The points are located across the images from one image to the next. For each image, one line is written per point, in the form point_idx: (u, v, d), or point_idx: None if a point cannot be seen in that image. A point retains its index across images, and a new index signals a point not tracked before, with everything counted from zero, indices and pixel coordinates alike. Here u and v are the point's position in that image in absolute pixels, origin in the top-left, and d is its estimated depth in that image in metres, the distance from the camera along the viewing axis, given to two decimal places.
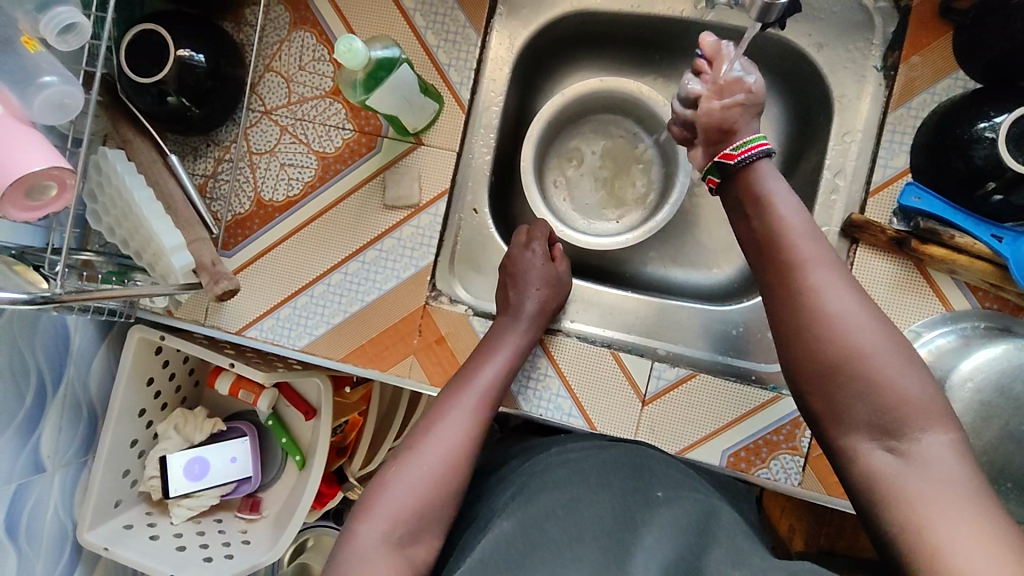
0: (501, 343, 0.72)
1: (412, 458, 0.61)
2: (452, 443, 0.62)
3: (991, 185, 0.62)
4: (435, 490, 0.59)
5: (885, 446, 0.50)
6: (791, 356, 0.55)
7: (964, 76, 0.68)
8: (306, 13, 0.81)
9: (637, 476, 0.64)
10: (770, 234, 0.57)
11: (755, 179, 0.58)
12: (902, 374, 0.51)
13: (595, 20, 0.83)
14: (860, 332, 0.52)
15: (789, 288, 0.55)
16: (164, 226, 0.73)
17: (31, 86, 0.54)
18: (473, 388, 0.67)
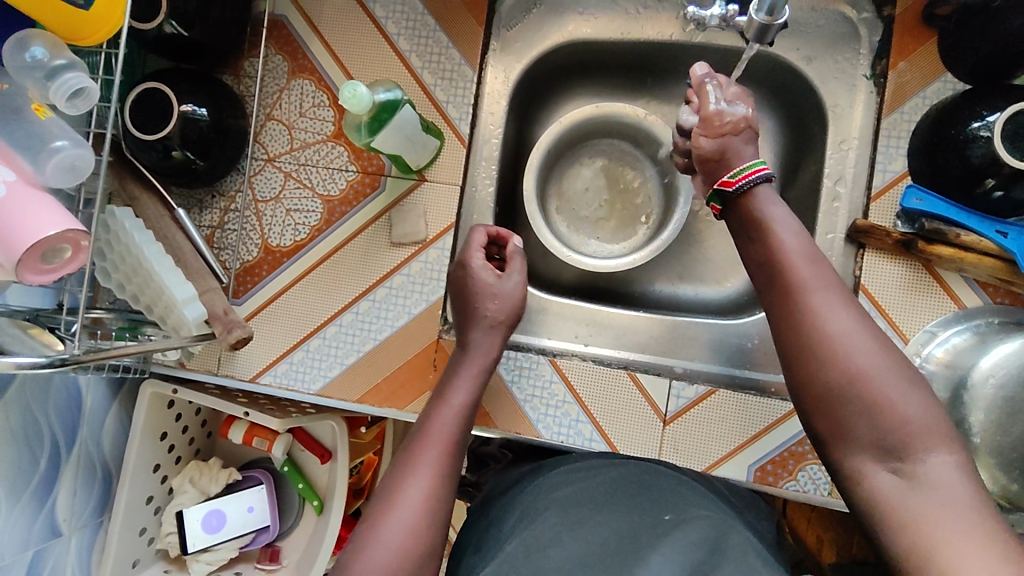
0: (464, 376, 0.68)
1: (385, 518, 0.55)
2: (427, 497, 0.56)
3: (990, 182, 0.63)
4: (415, 551, 0.54)
5: (889, 468, 0.49)
6: (795, 378, 0.54)
7: (952, 78, 0.71)
8: (304, 62, 0.83)
9: (645, 498, 0.64)
10: (771, 257, 0.57)
11: (753, 206, 0.60)
12: (904, 396, 0.50)
13: (586, 49, 0.84)
14: (860, 352, 0.51)
15: (792, 308, 0.55)
16: (175, 279, 0.73)
17: (43, 151, 0.54)
18: (441, 430, 0.62)
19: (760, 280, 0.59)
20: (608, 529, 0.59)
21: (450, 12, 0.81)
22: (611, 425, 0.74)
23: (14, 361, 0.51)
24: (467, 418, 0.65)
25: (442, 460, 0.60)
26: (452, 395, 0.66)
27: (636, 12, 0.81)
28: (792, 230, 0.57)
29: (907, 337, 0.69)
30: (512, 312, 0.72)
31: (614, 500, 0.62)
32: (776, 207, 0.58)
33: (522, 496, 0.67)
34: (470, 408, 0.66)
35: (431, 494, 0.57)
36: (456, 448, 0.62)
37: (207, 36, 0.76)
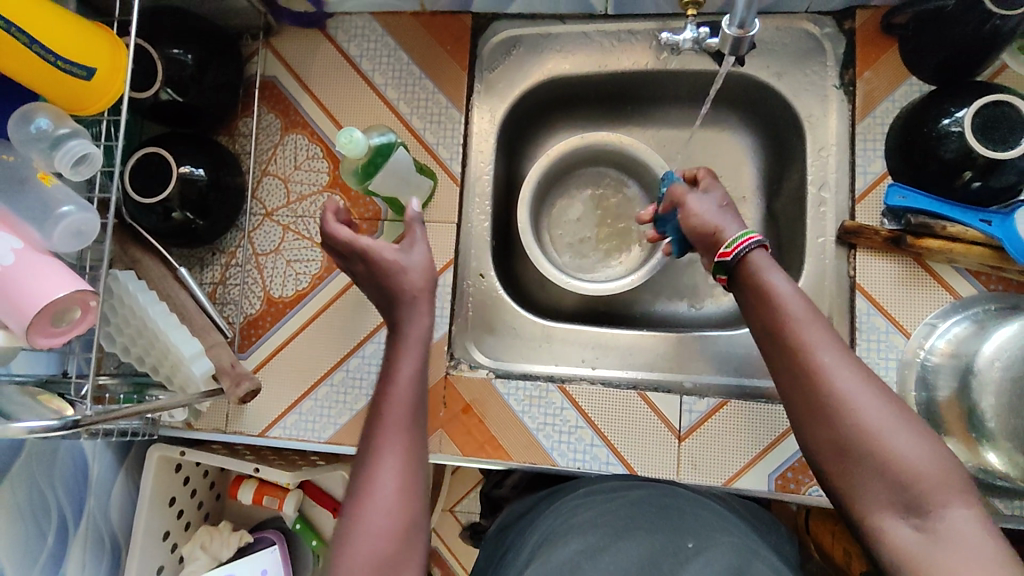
0: (411, 345, 0.61)
1: (361, 517, 0.51)
2: (403, 487, 0.53)
3: (968, 174, 0.66)
4: (400, 544, 0.51)
5: (909, 524, 0.48)
6: (805, 436, 0.53)
7: (918, 81, 0.74)
8: (295, 117, 0.86)
9: (669, 524, 0.61)
10: (773, 316, 0.56)
11: (748, 267, 0.59)
12: (919, 454, 0.49)
13: (565, 84, 0.87)
14: (871, 412, 0.50)
15: (799, 368, 0.53)
16: (182, 337, 0.73)
17: (49, 219, 0.55)
18: (397, 417, 0.56)
19: (759, 336, 0.58)
20: (627, 556, 0.57)
21: (433, 60, 0.84)
22: (626, 447, 0.74)
23: (26, 426, 0.51)
24: (422, 390, 0.59)
25: (409, 440, 0.56)
26: (398, 373, 0.59)
27: (611, 45, 0.84)
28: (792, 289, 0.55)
29: (909, 332, 0.71)
30: (416, 283, 0.63)
31: (632, 526, 0.60)
32: (774, 269, 0.56)
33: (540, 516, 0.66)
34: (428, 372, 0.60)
35: (405, 482, 0.53)
36: (420, 423, 0.57)
37: (202, 100, 0.79)
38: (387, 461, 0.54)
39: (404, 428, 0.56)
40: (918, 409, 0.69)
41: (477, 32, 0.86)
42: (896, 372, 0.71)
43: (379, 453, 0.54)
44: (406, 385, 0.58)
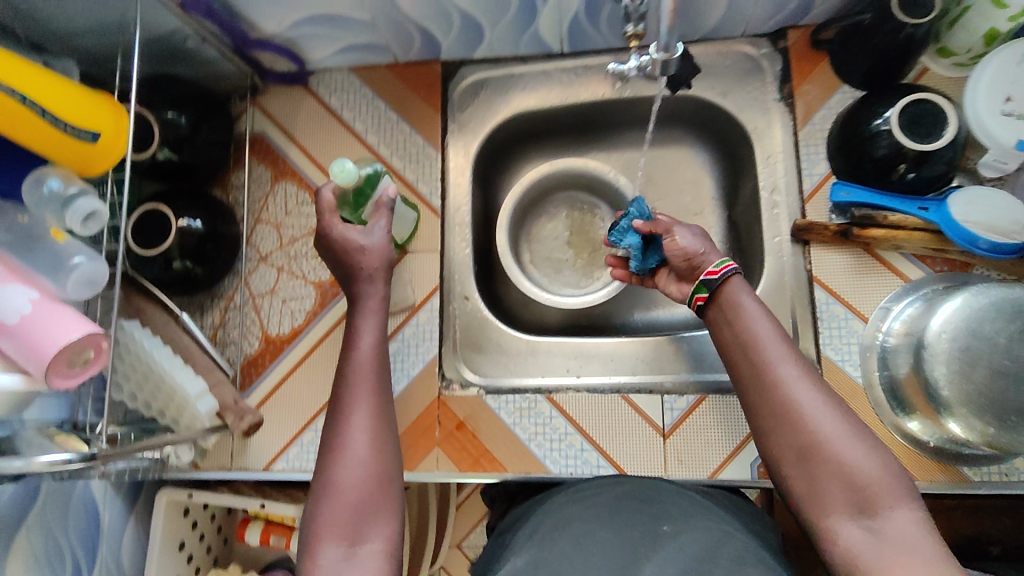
0: (368, 321, 0.71)
1: (337, 470, 0.62)
2: (370, 441, 0.64)
3: (903, 167, 0.72)
4: (370, 487, 0.62)
5: (859, 523, 0.55)
6: (771, 445, 0.60)
7: (850, 89, 0.81)
8: (284, 167, 0.93)
9: (648, 510, 0.66)
10: (744, 337, 0.64)
11: (727, 294, 0.66)
12: (867, 461, 0.56)
13: (532, 117, 0.94)
14: (826, 422, 0.58)
15: (766, 382, 0.61)
16: (186, 377, 0.77)
17: (63, 270, 0.61)
18: (364, 374, 0.68)
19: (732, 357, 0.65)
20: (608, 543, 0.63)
21: (407, 105, 0.92)
22: (615, 449, 0.78)
23: (47, 461, 0.55)
24: (381, 357, 0.70)
25: (372, 400, 0.66)
26: (359, 346, 0.70)
27: (571, 79, 0.91)
28: (763, 315, 0.63)
29: (866, 317, 0.76)
30: (373, 260, 0.72)
31: (616, 513, 0.66)
32: (748, 295, 0.64)
33: (533, 516, 0.70)
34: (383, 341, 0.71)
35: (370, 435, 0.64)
36: (381, 386, 0.68)
37: (197, 157, 0.85)
38: (354, 421, 0.65)
39: (366, 389, 0.67)
40: (885, 390, 0.74)
41: (447, 77, 0.93)
42: (859, 356, 0.76)
43: (348, 415, 0.65)
44: (365, 356, 0.69)
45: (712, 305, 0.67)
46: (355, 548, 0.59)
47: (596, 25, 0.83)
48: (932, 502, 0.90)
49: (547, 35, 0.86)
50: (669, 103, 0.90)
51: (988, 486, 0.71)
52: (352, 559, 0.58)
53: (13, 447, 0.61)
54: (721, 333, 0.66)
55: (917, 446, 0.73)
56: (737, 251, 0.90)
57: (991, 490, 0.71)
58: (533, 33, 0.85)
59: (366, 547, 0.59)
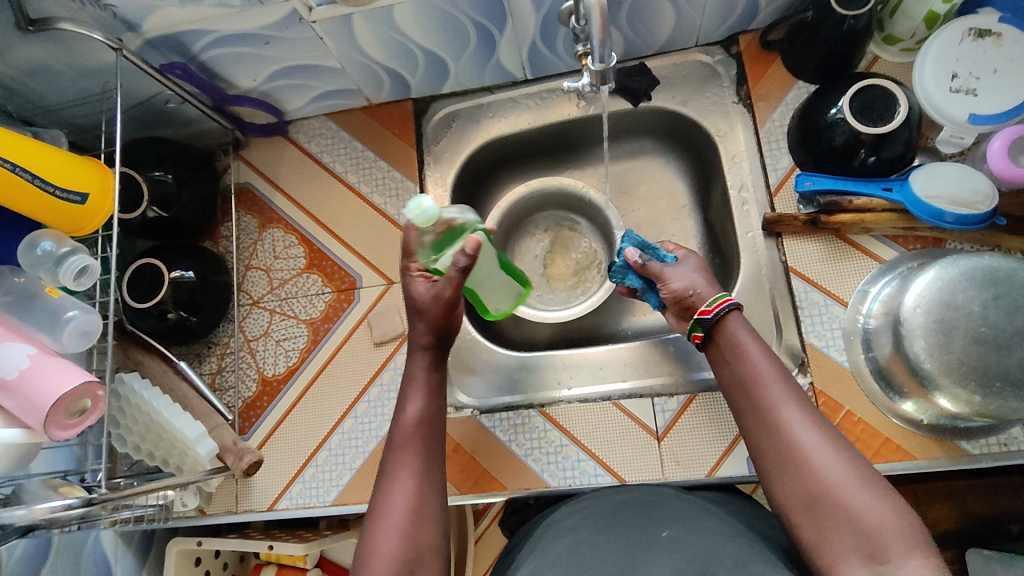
0: (415, 386, 0.70)
1: (376, 536, 0.59)
2: (411, 507, 0.61)
3: (863, 152, 0.74)
4: (410, 556, 0.58)
5: (870, 568, 0.51)
6: (778, 491, 0.58)
7: (804, 84, 0.84)
8: (270, 214, 0.96)
9: (648, 516, 0.65)
10: (746, 380, 0.63)
11: (729, 335, 0.66)
12: (876, 506, 0.54)
13: (504, 144, 0.98)
14: (831, 466, 0.56)
15: (768, 425, 0.60)
16: (185, 422, 0.79)
17: (58, 323, 0.63)
18: (409, 437, 0.66)
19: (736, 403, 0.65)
20: (607, 551, 0.61)
21: (383, 144, 0.95)
22: (610, 456, 0.78)
23: (47, 508, 0.57)
24: (428, 423, 0.67)
25: (419, 462, 0.64)
26: (405, 410, 0.68)
27: (537, 104, 0.95)
28: (763, 357, 0.63)
29: (846, 301, 0.77)
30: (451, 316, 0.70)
31: (613, 522, 0.65)
32: (749, 336, 0.64)
33: (535, 538, 0.69)
34: (430, 409, 0.68)
35: (410, 497, 0.61)
36: (428, 450, 0.65)
37: (185, 212, 0.89)
38: (398, 483, 0.63)
39: (410, 450, 0.65)
40: (872, 373, 0.73)
41: (419, 113, 0.97)
42: (843, 340, 0.76)
43: (390, 479, 0.63)
44: (411, 420, 0.67)
45: (711, 345, 0.67)
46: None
47: (554, 49, 0.87)
48: (944, 485, 0.88)
49: (509, 64, 0.90)
50: (633, 116, 0.93)
51: (987, 458, 0.70)
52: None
53: (19, 499, 0.62)
54: (724, 376, 0.66)
55: (913, 426, 0.72)
56: (716, 251, 0.92)
57: (992, 462, 0.70)
58: (495, 63, 0.89)
59: None
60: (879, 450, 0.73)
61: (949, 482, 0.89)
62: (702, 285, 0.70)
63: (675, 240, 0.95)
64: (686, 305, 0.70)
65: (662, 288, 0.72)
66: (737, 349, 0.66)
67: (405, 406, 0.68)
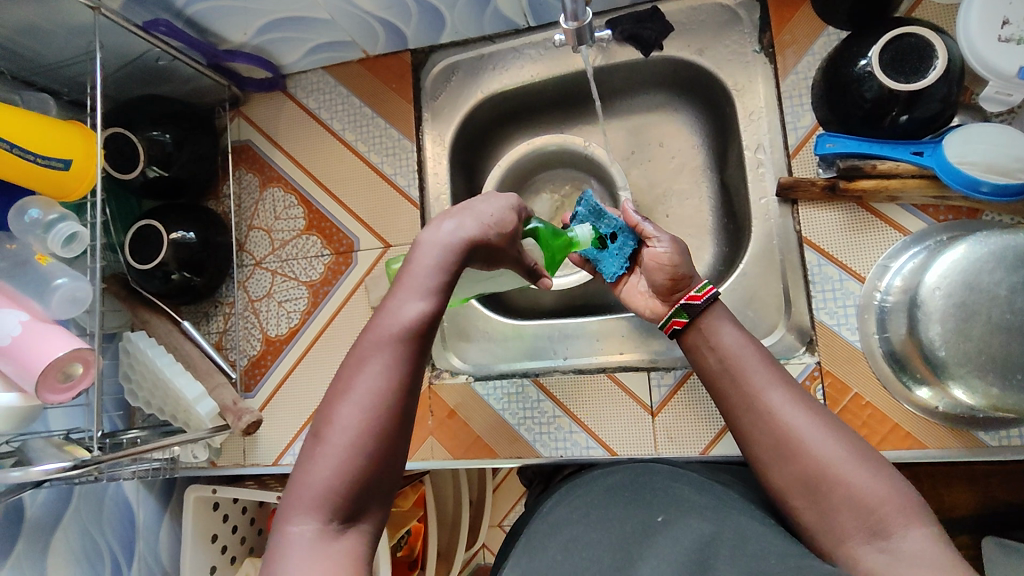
0: (425, 270, 0.54)
1: (336, 435, 0.51)
2: (385, 411, 0.51)
3: (894, 110, 0.67)
4: (372, 472, 0.51)
5: (875, 546, 0.49)
6: (772, 474, 0.55)
7: (835, 30, 0.75)
8: (270, 173, 0.95)
9: (639, 501, 0.62)
10: (730, 365, 0.59)
11: (711, 323, 0.62)
12: (873, 481, 0.51)
13: (506, 98, 0.92)
14: (823, 443, 0.53)
15: (755, 411, 0.57)
16: (185, 381, 0.82)
17: (46, 289, 0.64)
18: (400, 336, 0.53)
19: (715, 387, 0.61)
20: (605, 547, 0.57)
21: (381, 100, 0.91)
22: (603, 430, 0.77)
23: (42, 469, 0.59)
24: (430, 325, 0.54)
25: (406, 364, 0.53)
26: (409, 299, 0.54)
27: (541, 54, 0.89)
28: (747, 339, 0.60)
29: (863, 276, 0.71)
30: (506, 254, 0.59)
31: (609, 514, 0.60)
32: (728, 324, 0.61)
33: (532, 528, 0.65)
34: (439, 307, 0.54)
35: (382, 402, 0.51)
36: (421, 357, 0.54)
37: (184, 171, 0.88)
38: (374, 379, 0.52)
39: (394, 347, 0.53)
40: (883, 354, 0.68)
41: (418, 66, 0.92)
42: (857, 318, 0.71)
43: (367, 380, 0.52)
44: (407, 313, 0.53)
45: (691, 331, 0.63)
46: (338, 532, 0.49)
47: None
48: (965, 468, 0.84)
49: (508, 10, 0.83)
50: (643, 67, 0.86)
51: (1007, 450, 0.65)
52: (336, 545, 0.49)
53: (26, 456, 0.66)
54: (702, 364, 0.62)
55: (925, 412, 0.67)
56: (729, 216, 0.85)
57: (1011, 454, 0.65)
58: (494, 10, 0.83)
59: (347, 537, 0.50)
60: (886, 437, 0.68)
61: (974, 466, 0.84)
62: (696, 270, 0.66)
63: (687, 202, 0.89)
64: (676, 284, 0.65)
65: (657, 269, 0.66)
66: (719, 333, 0.62)
67: (409, 297, 0.54)
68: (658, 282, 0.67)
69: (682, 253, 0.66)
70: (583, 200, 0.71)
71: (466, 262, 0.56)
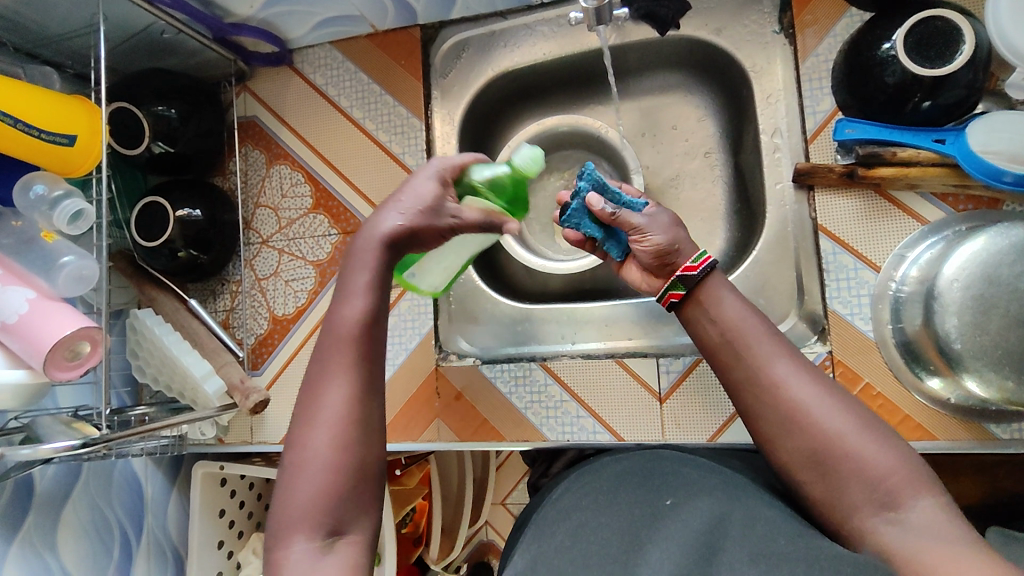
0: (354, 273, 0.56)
1: (309, 452, 0.52)
2: (349, 418, 0.53)
3: (916, 96, 0.65)
4: (347, 477, 0.52)
5: (884, 519, 0.49)
6: (775, 448, 0.54)
7: (858, 11, 0.72)
8: (277, 150, 0.94)
9: (649, 486, 0.62)
10: (732, 337, 0.58)
11: (713, 291, 0.60)
12: (881, 453, 0.50)
13: (517, 76, 0.90)
14: (830, 416, 0.52)
15: (759, 384, 0.55)
16: (193, 359, 0.82)
17: (53, 267, 0.64)
18: (345, 340, 0.55)
19: (715, 362, 0.59)
20: (612, 531, 0.56)
21: (389, 76, 0.89)
22: (610, 415, 0.77)
23: (51, 447, 0.60)
24: (371, 321, 0.56)
25: (359, 369, 0.54)
26: (344, 303, 0.55)
27: (554, 32, 0.86)
28: (748, 311, 0.58)
29: (878, 265, 0.70)
30: (437, 228, 0.57)
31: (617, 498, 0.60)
32: (729, 294, 0.60)
33: (542, 514, 0.66)
34: (375, 303, 0.55)
35: (343, 407, 0.53)
36: (371, 353, 0.55)
37: (190, 148, 0.87)
38: (332, 391, 0.54)
39: (345, 353, 0.54)
40: (895, 342, 0.68)
41: (427, 42, 0.90)
42: (870, 307, 0.70)
43: (323, 392, 0.54)
44: (349, 321, 0.55)
45: (689, 304, 0.60)
46: (327, 545, 0.50)
47: None
48: (971, 459, 0.84)
49: None
50: (659, 47, 0.84)
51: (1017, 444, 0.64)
52: (326, 558, 0.49)
53: (36, 433, 0.66)
54: (702, 336, 0.60)
55: (936, 403, 0.67)
56: (743, 201, 0.84)
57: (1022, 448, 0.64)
58: None
59: (340, 547, 0.50)
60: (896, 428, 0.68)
61: (980, 457, 0.84)
62: (685, 240, 0.61)
63: (700, 187, 0.87)
64: (669, 263, 0.61)
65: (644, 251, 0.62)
66: (719, 303, 0.60)
67: (346, 302, 0.55)
68: (642, 254, 0.63)
69: (667, 232, 0.61)
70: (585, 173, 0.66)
71: (395, 252, 0.57)
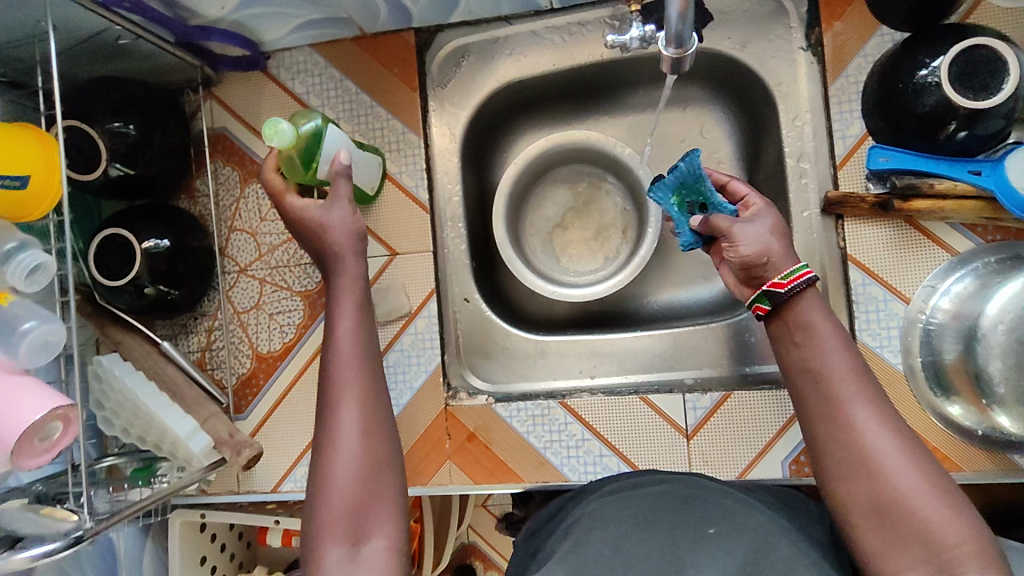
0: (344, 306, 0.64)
1: (329, 472, 0.58)
2: (362, 434, 0.59)
3: (952, 126, 0.62)
4: (367, 484, 0.58)
5: None
6: (836, 487, 0.53)
7: (889, 30, 0.69)
8: (253, 167, 0.84)
9: (688, 509, 0.57)
10: (815, 367, 0.56)
11: (800, 313, 0.57)
12: (949, 520, 0.49)
13: (522, 87, 0.83)
14: (902, 470, 0.51)
15: (834, 420, 0.54)
16: (175, 415, 0.73)
17: (12, 336, 0.54)
18: (347, 361, 0.62)
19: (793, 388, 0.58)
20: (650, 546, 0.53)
21: (381, 86, 0.80)
22: (636, 453, 0.74)
23: (27, 555, 0.53)
24: (364, 347, 0.63)
25: (363, 391, 0.61)
26: (337, 339, 0.63)
27: (563, 40, 0.80)
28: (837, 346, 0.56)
29: (909, 298, 0.69)
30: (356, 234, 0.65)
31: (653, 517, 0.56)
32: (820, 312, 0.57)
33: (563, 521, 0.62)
34: (362, 324, 0.64)
35: (356, 422, 0.60)
36: (372, 371, 0.63)
37: (152, 168, 0.76)
38: (344, 416, 0.60)
39: (353, 380, 0.61)
40: (924, 373, 0.68)
41: (423, 48, 0.82)
42: (900, 341, 0.69)
43: (335, 412, 0.60)
44: (346, 346, 0.62)
45: (776, 319, 0.58)
46: (357, 550, 0.55)
47: None
48: None
49: None
50: None
51: None
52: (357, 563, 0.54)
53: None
54: (784, 353, 0.58)
55: (960, 434, 0.67)
56: None
57: None
58: None
59: (370, 545, 0.56)
60: None
61: None
62: (777, 254, 0.57)
63: None
64: (753, 273, 0.58)
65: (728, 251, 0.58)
66: (807, 329, 0.57)
67: (337, 330, 0.63)
68: (730, 262, 0.59)
69: (766, 240, 0.57)
70: (689, 156, 0.67)
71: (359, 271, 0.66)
